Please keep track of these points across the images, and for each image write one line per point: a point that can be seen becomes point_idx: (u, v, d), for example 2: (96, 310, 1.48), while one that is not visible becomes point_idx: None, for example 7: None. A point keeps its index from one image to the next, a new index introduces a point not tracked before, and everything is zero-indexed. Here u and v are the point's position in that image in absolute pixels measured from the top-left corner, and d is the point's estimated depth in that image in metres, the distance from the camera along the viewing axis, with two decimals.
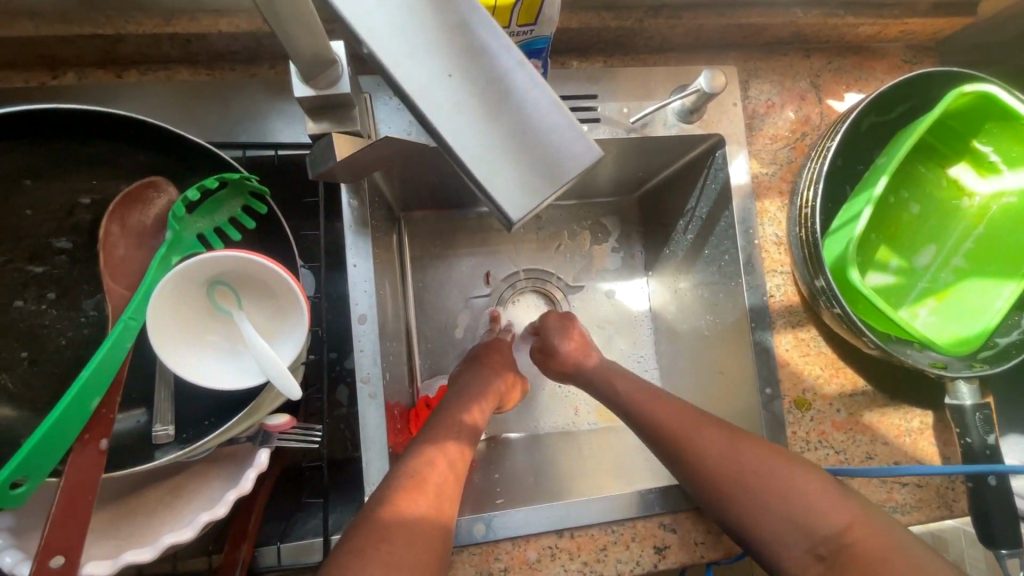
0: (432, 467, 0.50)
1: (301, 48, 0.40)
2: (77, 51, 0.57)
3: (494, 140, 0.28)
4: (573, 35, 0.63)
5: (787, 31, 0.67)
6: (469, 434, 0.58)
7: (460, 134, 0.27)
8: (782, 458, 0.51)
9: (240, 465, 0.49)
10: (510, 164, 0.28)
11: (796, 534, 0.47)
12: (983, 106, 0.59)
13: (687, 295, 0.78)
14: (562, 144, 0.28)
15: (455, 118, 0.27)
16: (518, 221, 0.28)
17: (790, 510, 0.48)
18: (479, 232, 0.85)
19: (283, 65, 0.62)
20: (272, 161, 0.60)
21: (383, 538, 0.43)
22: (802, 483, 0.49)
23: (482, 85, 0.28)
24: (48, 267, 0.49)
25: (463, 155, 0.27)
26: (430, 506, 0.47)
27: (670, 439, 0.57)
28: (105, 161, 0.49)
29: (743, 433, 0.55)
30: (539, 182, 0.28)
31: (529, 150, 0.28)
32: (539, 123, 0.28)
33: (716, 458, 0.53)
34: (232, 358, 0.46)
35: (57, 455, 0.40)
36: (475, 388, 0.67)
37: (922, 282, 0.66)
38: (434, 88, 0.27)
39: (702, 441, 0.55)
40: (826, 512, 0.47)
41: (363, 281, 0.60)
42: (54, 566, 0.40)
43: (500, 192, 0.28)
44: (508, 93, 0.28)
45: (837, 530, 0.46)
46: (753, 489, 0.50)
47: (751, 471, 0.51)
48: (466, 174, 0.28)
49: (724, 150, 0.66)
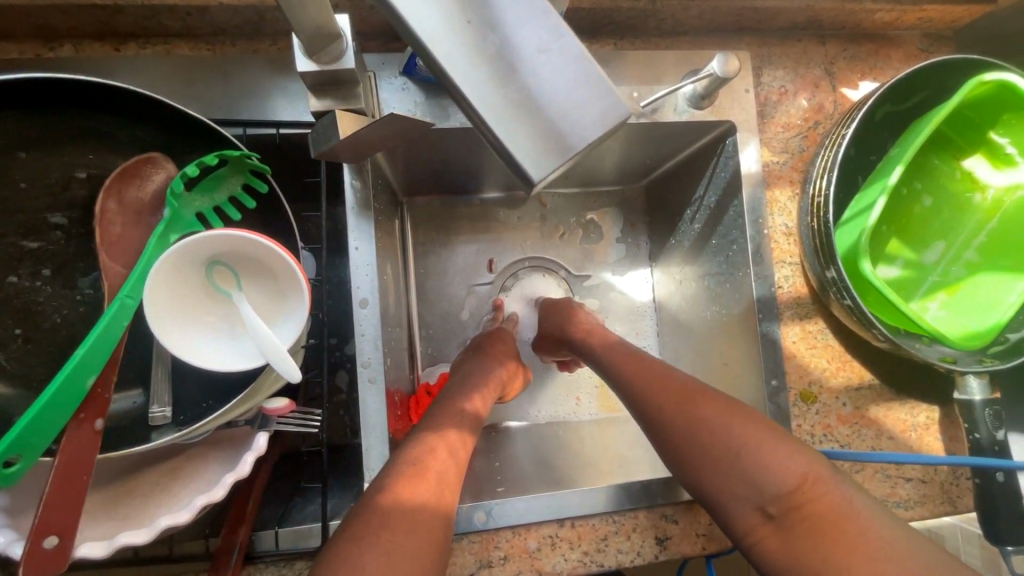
0: (433, 455, 0.50)
1: (306, 19, 0.39)
2: (74, 22, 0.55)
3: (509, 97, 0.30)
4: (585, 15, 0.61)
5: (803, 16, 0.65)
6: (471, 422, 0.58)
7: (477, 87, 0.30)
8: (738, 415, 0.50)
9: (237, 448, 0.48)
10: (531, 126, 0.30)
11: (748, 491, 0.46)
12: (1003, 95, 0.58)
13: (693, 286, 0.76)
14: (584, 104, 0.30)
15: (473, 72, 0.30)
16: (533, 176, 0.30)
17: (742, 467, 0.47)
18: (480, 219, 0.84)
19: (286, 42, 0.61)
20: (274, 140, 0.58)
21: (384, 526, 0.42)
22: (757, 441, 0.47)
23: (499, 46, 0.30)
24: (43, 242, 0.48)
25: (480, 110, 0.30)
26: (430, 494, 0.46)
27: (642, 397, 0.56)
28: (103, 134, 0.48)
29: (708, 390, 0.53)
30: (554, 137, 0.30)
31: (548, 113, 0.30)
32: (560, 86, 0.30)
33: (679, 418, 0.52)
34: (231, 340, 0.45)
35: (52, 434, 0.39)
36: (476, 377, 0.66)
37: (933, 276, 0.65)
38: (451, 41, 0.29)
39: (660, 397, 0.54)
40: (777, 469, 0.45)
41: (365, 265, 0.59)
42: (48, 547, 0.40)
43: (520, 153, 0.30)
44: (523, 50, 0.30)
45: (790, 489, 0.44)
46: (709, 448, 0.49)
47: (708, 430, 0.49)
48: (483, 130, 0.30)
49: (735, 137, 0.65)
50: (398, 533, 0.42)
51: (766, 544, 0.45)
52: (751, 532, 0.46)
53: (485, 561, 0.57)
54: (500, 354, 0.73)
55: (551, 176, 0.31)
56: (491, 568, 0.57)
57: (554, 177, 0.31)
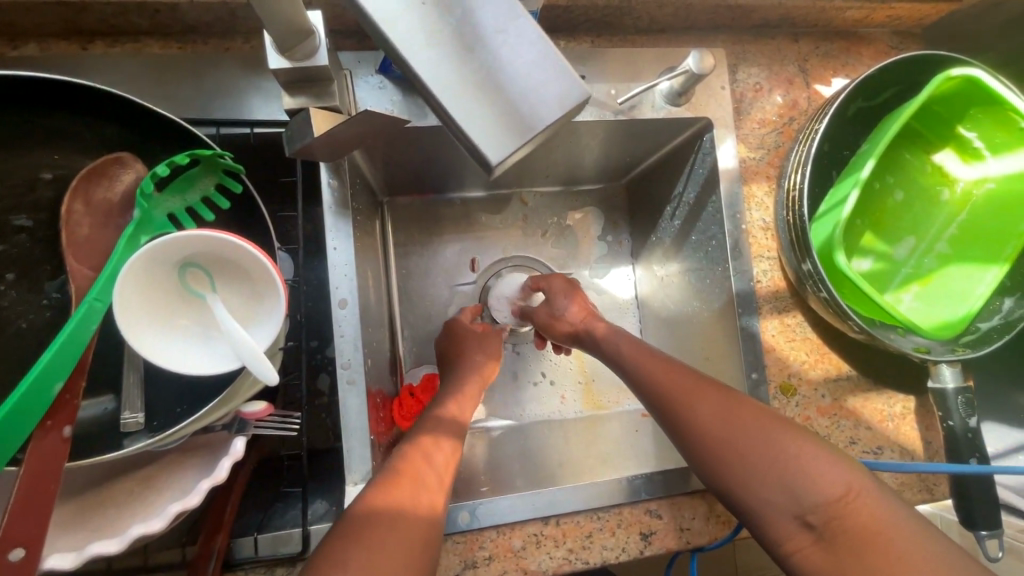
0: (415, 462, 0.50)
1: (276, 13, 0.38)
2: (39, 20, 0.54)
3: (465, 79, 0.31)
4: (561, 13, 0.61)
5: (777, 14, 0.66)
6: (445, 429, 0.57)
7: (433, 68, 0.30)
8: (778, 423, 0.49)
9: (215, 454, 0.47)
10: (487, 107, 0.30)
11: (786, 501, 0.46)
12: (969, 91, 0.59)
13: (673, 282, 0.77)
14: (543, 85, 0.30)
15: (429, 54, 0.30)
16: (492, 161, 0.31)
17: (781, 478, 0.46)
18: (463, 220, 0.84)
19: (259, 39, 0.60)
20: (249, 139, 0.57)
21: (359, 529, 0.42)
22: (797, 449, 0.47)
23: (457, 26, 0.30)
24: (7, 245, 0.47)
25: (437, 92, 0.30)
26: (404, 495, 0.46)
27: (666, 402, 0.55)
28: (69, 134, 0.47)
29: (742, 398, 0.53)
30: (511, 120, 0.31)
31: (508, 95, 0.30)
32: (517, 67, 0.31)
33: (713, 424, 0.51)
34: (205, 343, 0.45)
35: (17, 441, 0.38)
36: (454, 389, 0.64)
37: (907, 268, 0.66)
38: (408, 22, 0.30)
39: (694, 403, 0.53)
40: (819, 479, 0.45)
41: (343, 265, 0.58)
42: (14, 559, 0.38)
43: (478, 135, 0.31)
44: (482, 30, 0.31)
45: (829, 499, 0.44)
46: (743, 455, 0.48)
47: (747, 438, 0.49)
48: (440, 113, 0.31)
49: (712, 133, 0.65)
50: (377, 531, 0.42)
51: (806, 554, 0.45)
52: (790, 542, 0.46)
53: (471, 561, 0.57)
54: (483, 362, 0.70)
55: (510, 159, 0.31)
56: (477, 568, 0.57)
57: (514, 159, 0.31)
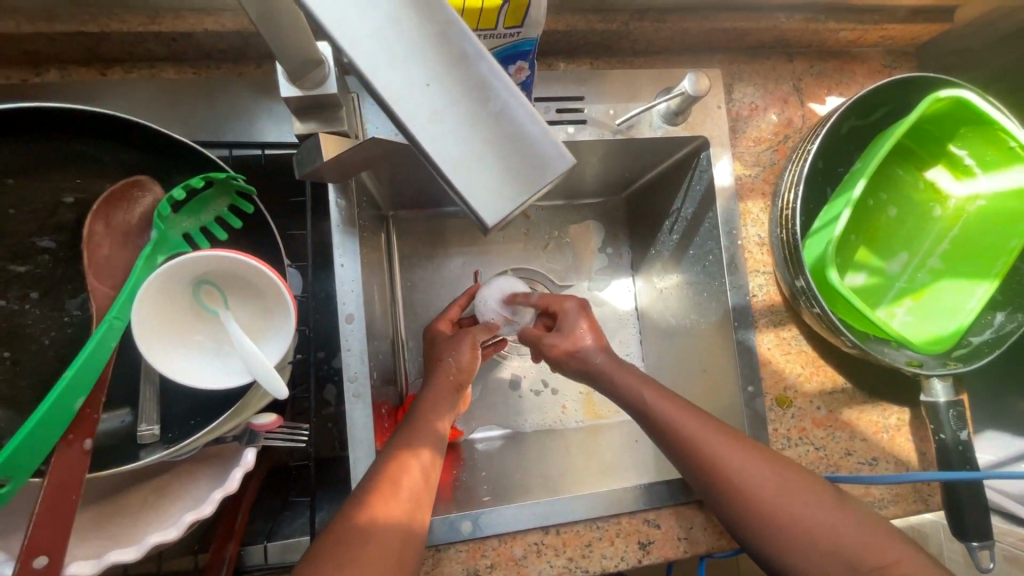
0: (410, 476, 0.51)
1: (287, 48, 0.40)
2: (61, 48, 0.56)
3: (470, 146, 0.29)
4: (562, 37, 0.63)
5: (771, 36, 0.68)
6: (433, 441, 0.56)
7: (438, 138, 0.29)
8: (822, 489, 0.52)
9: (226, 464, 0.49)
10: (483, 162, 0.29)
11: (838, 565, 0.48)
12: (958, 110, 0.60)
13: (672, 295, 0.79)
14: (545, 153, 0.30)
15: (432, 124, 0.29)
16: (492, 227, 0.30)
17: (833, 542, 0.48)
18: (466, 233, 0.86)
19: (270, 64, 0.62)
20: (258, 160, 0.61)
21: (355, 543, 0.45)
22: (845, 515, 0.50)
23: (462, 93, 0.29)
24: (31, 265, 0.49)
25: (441, 162, 0.29)
26: (401, 511, 0.49)
27: (711, 460, 0.53)
28: (89, 159, 0.49)
29: (784, 460, 0.54)
30: (516, 186, 0.30)
31: (511, 161, 0.29)
32: (522, 133, 0.30)
33: (764, 486, 0.52)
34: (218, 359, 0.46)
35: (40, 455, 0.40)
36: (440, 405, 0.61)
37: (900, 283, 0.67)
38: (413, 91, 0.29)
39: (743, 464, 0.53)
40: (869, 545, 0.48)
41: (350, 280, 0.60)
42: (38, 567, 0.40)
43: (479, 198, 0.29)
44: (490, 96, 0.29)
45: (881, 563, 0.47)
46: (794, 521, 0.50)
47: (799, 503, 0.50)
48: (444, 180, 0.29)
49: (708, 152, 0.67)
50: (370, 550, 0.45)
51: None
52: None
53: (473, 569, 0.58)
54: (463, 378, 0.65)
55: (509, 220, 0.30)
56: None
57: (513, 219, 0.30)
